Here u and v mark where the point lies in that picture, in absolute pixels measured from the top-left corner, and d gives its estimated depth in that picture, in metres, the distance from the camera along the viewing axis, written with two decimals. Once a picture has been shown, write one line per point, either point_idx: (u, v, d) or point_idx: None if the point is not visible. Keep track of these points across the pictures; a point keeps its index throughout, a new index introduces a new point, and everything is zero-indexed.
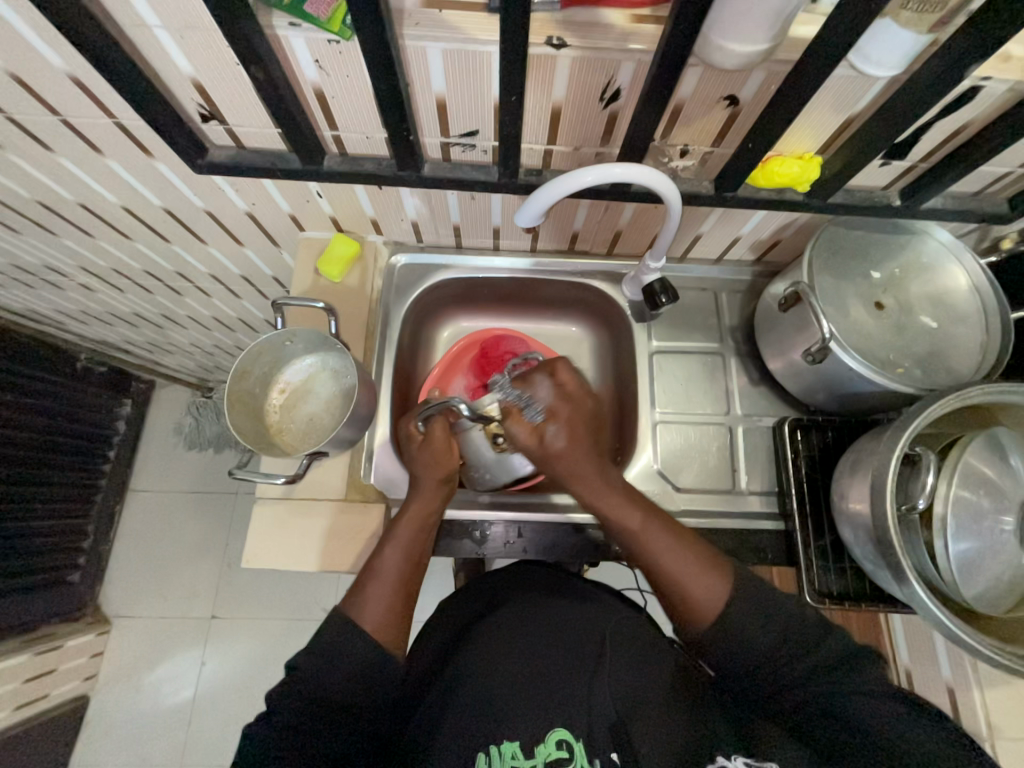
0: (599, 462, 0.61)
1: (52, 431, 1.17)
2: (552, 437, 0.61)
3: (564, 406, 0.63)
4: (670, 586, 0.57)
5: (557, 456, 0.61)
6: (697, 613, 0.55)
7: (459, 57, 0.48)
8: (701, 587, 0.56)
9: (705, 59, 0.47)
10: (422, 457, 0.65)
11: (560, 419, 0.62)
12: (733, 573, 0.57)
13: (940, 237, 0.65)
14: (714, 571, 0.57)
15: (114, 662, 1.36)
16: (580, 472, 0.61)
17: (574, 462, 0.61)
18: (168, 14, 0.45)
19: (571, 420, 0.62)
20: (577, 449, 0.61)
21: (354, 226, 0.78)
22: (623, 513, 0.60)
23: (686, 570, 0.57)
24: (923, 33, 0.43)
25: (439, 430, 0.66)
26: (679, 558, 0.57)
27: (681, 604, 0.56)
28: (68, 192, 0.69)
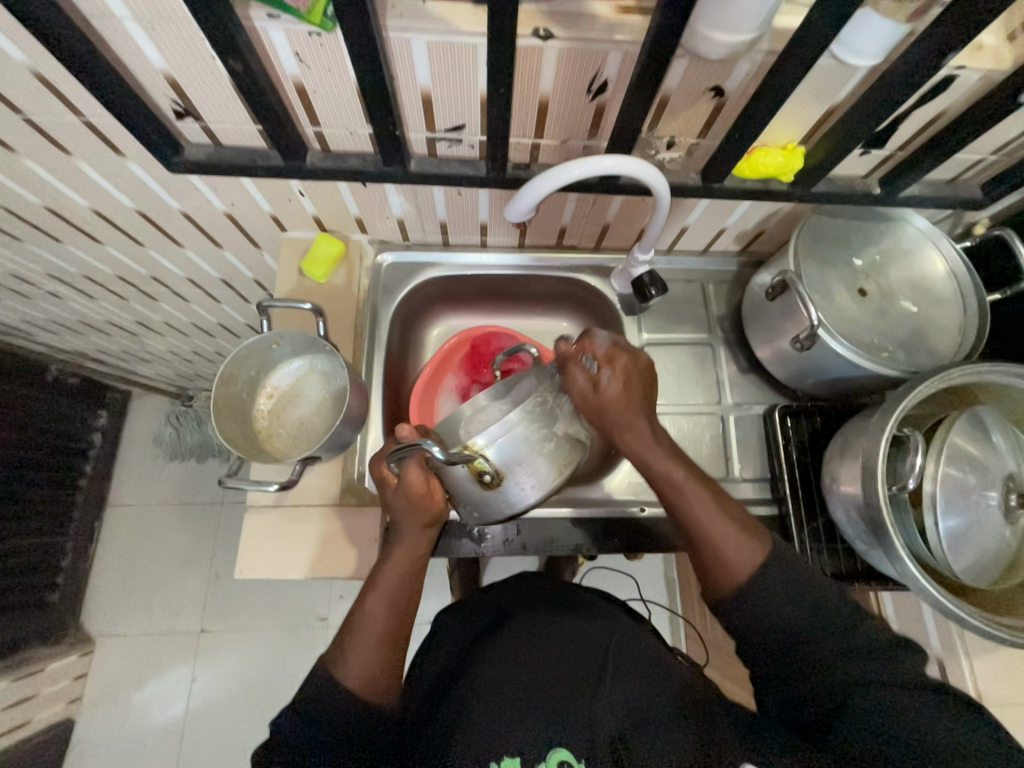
0: (649, 416, 0.60)
1: (24, 446, 1.12)
2: (608, 384, 0.58)
3: (621, 354, 0.59)
4: (705, 540, 0.56)
5: (610, 405, 0.58)
6: (731, 569, 0.55)
7: (444, 49, 0.47)
8: (736, 547, 0.55)
9: (692, 49, 0.47)
10: (400, 504, 0.59)
11: (618, 368, 0.59)
12: (769, 539, 0.56)
13: (918, 223, 0.67)
14: (751, 535, 0.56)
15: (99, 683, 1.31)
16: (628, 424, 0.59)
17: (625, 414, 0.59)
18: (137, 5, 0.43)
19: (628, 370, 0.59)
20: (629, 402, 0.59)
21: (339, 224, 0.76)
22: (669, 467, 0.59)
23: (723, 526, 0.56)
24: (902, 21, 0.44)
25: (416, 475, 0.57)
26: (716, 513, 0.57)
27: (713, 558, 0.56)
28: (35, 196, 0.66)
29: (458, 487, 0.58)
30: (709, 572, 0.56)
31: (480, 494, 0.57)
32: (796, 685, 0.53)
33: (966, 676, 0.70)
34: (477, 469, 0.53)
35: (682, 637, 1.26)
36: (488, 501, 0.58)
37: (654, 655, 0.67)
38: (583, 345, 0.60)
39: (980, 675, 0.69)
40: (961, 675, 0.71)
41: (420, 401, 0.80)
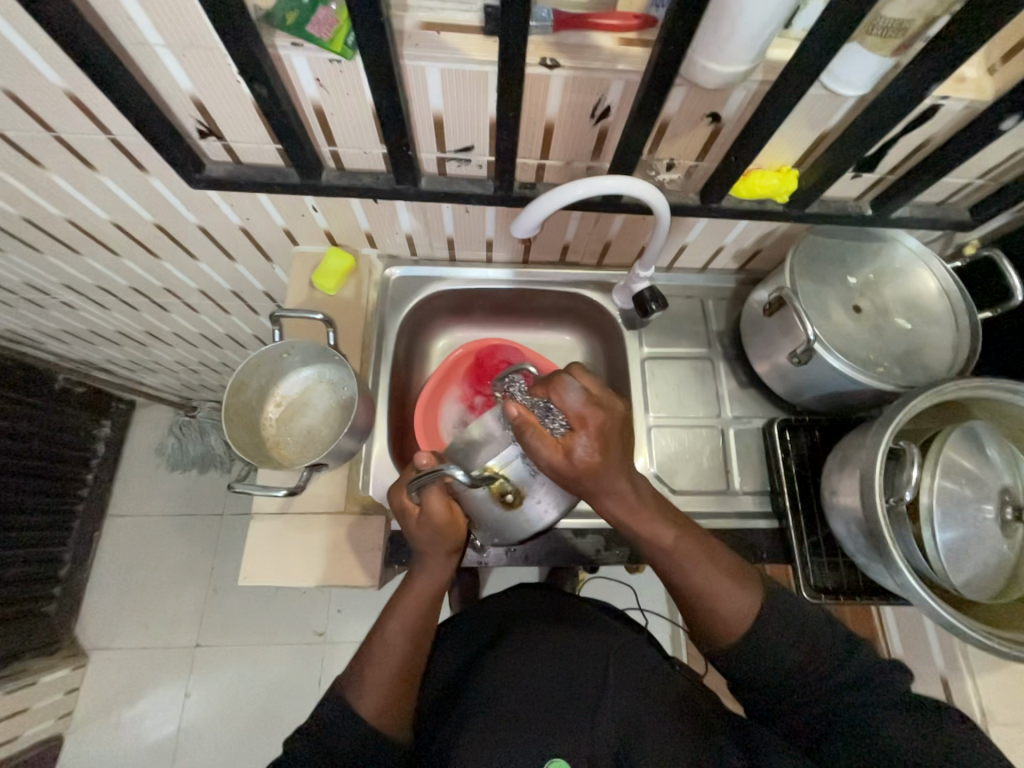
0: (628, 475, 0.58)
1: (27, 454, 1.13)
2: (581, 451, 0.55)
3: (594, 412, 0.57)
4: (702, 603, 0.56)
5: (585, 473, 0.56)
6: (730, 629, 0.55)
7: (456, 76, 0.50)
8: (731, 611, 0.55)
9: (690, 79, 0.50)
10: (424, 534, 0.58)
11: (590, 430, 0.56)
12: (763, 588, 0.57)
13: (909, 244, 0.69)
14: (742, 591, 0.56)
15: (92, 697, 1.30)
16: (606, 487, 0.57)
17: (604, 480, 0.56)
18: (171, 34, 0.46)
19: (601, 430, 0.56)
20: (605, 464, 0.56)
21: (349, 239, 0.78)
22: (655, 531, 0.58)
23: (719, 590, 0.55)
24: (887, 55, 0.47)
25: (438, 503, 0.57)
26: (713, 573, 0.56)
27: (710, 624, 0.56)
28: (58, 209, 0.69)
29: (477, 512, 0.61)
30: (710, 634, 0.56)
31: (499, 518, 0.60)
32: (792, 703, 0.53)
33: (971, 694, 0.69)
34: (497, 490, 0.58)
35: (684, 651, 1.25)
36: (510, 526, 0.61)
37: (653, 661, 0.68)
38: (551, 402, 0.57)
39: (984, 693, 0.69)
40: (964, 693, 0.70)
41: (424, 412, 0.81)
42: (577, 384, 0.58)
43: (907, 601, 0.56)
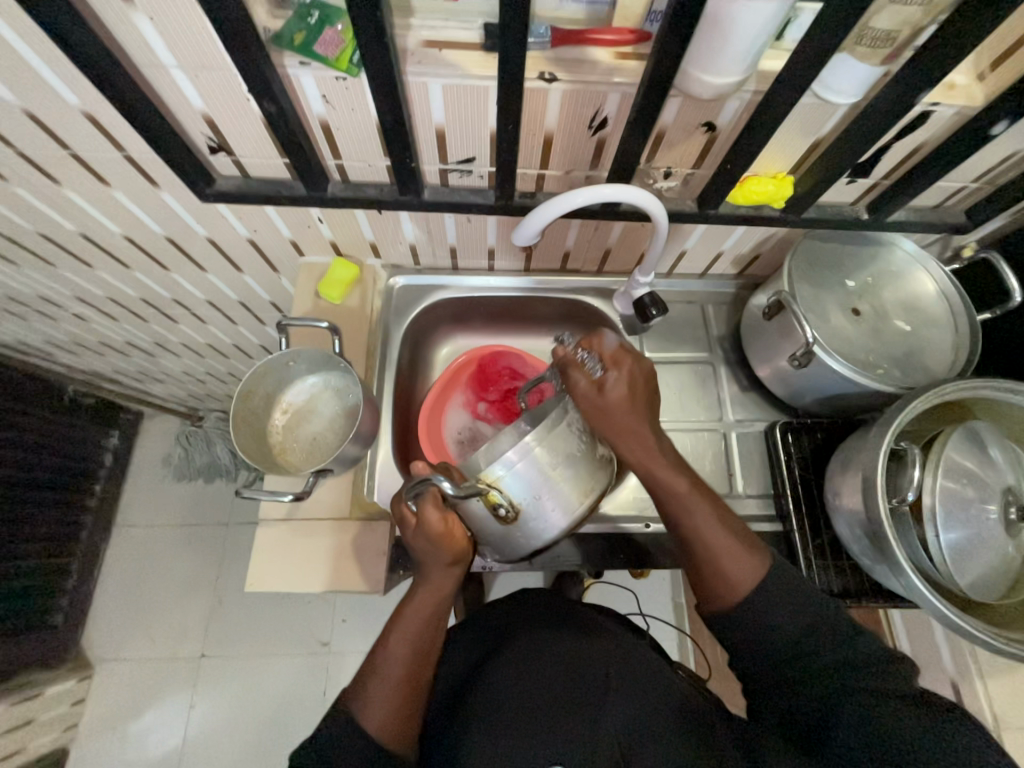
0: (651, 422, 0.59)
1: (37, 464, 1.14)
2: (612, 387, 0.57)
3: (627, 356, 0.59)
4: (710, 554, 0.56)
5: (613, 408, 0.57)
6: (734, 586, 0.54)
7: (457, 91, 0.52)
8: (736, 566, 0.55)
9: (685, 90, 0.51)
10: (422, 545, 0.59)
11: (623, 370, 0.58)
12: (769, 557, 0.56)
13: (907, 247, 0.70)
14: (750, 551, 0.56)
15: (97, 709, 1.29)
16: (631, 428, 0.58)
17: (629, 420, 0.58)
18: (184, 55, 0.48)
19: (633, 373, 0.58)
20: (631, 406, 0.58)
21: (354, 250, 0.80)
22: (671, 477, 0.58)
23: (726, 543, 0.56)
24: (876, 65, 0.48)
25: (434, 512, 0.57)
26: (722, 528, 0.57)
27: (712, 573, 0.56)
28: (71, 224, 0.71)
29: (478, 524, 0.59)
30: (713, 587, 0.56)
31: (500, 529, 0.58)
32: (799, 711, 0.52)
33: (982, 698, 0.69)
34: (491, 502, 0.55)
35: (692, 659, 1.25)
36: (511, 536, 0.59)
37: (656, 666, 0.68)
38: (588, 345, 0.60)
39: (995, 697, 0.68)
40: (975, 696, 0.69)
41: (428, 418, 0.82)
42: (613, 332, 0.61)
43: (914, 603, 0.55)
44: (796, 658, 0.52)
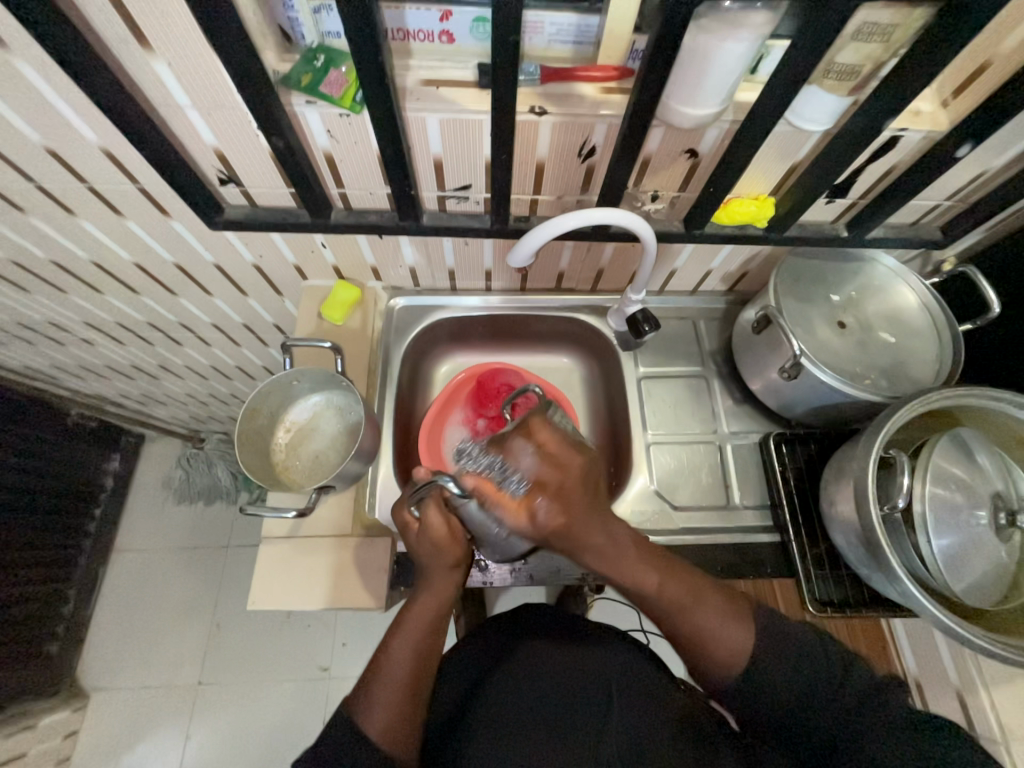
0: (605, 526, 0.53)
1: (38, 488, 1.15)
2: (542, 515, 0.51)
3: (548, 471, 0.52)
4: (697, 645, 0.54)
5: (553, 535, 0.52)
6: (726, 667, 0.53)
7: (453, 124, 0.55)
8: (725, 645, 0.53)
9: (667, 120, 0.54)
10: (425, 548, 0.61)
11: (549, 489, 0.52)
12: (756, 618, 0.55)
13: (887, 263, 0.73)
14: (737, 620, 0.54)
15: (91, 741, 1.27)
16: (584, 545, 0.53)
17: (580, 536, 0.52)
18: (198, 96, 0.52)
19: (560, 490, 0.52)
20: (576, 520, 0.52)
21: (356, 273, 0.83)
22: (642, 578, 0.54)
23: (715, 627, 0.53)
24: (844, 95, 0.51)
25: (435, 515, 0.60)
26: (705, 612, 0.54)
27: (707, 659, 0.54)
28: (84, 252, 0.73)
29: (477, 526, 0.62)
30: (707, 670, 0.55)
31: (500, 528, 0.61)
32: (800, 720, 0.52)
33: (988, 709, 0.68)
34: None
35: None
36: (511, 538, 0.62)
37: (659, 682, 0.68)
38: (504, 463, 0.54)
39: (1001, 708, 0.68)
40: (981, 708, 0.69)
41: (428, 435, 0.83)
42: (529, 441, 0.54)
43: (912, 611, 0.56)
44: (796, 662, 0.53)
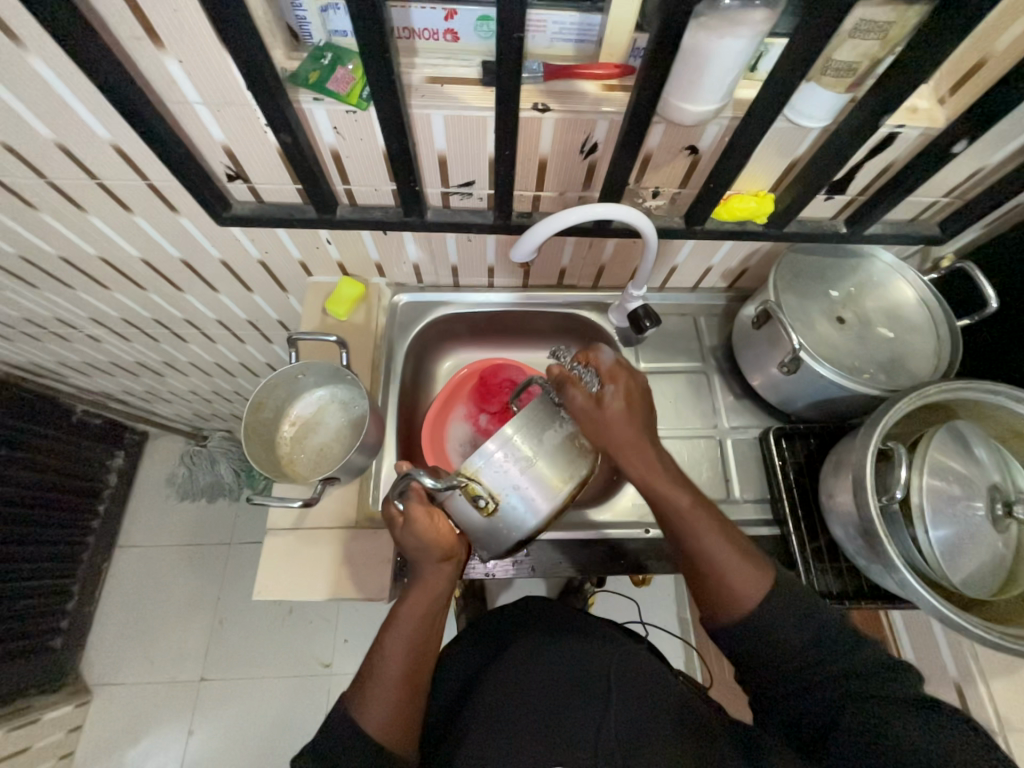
0: (651, 438, 0.62)
1: (44, 484, 1.16)
2: (610, 400, 0.61)
3: (622, 372, 0.62)
4: (713, 570, 0.57)
5: (612, 421, 0.61)
6: (739, 599, 0.56)
7: (458, 121, 0.56)
8: (742, 580, 0.56)
9: (667, 117, 0.55)
10: (411, 543, 0.61)
11: (619, 384, 0.62)
12: (772, 567, 0.58)
13: (886, 258, 0.73)
14: (754, 564, 0.57)
15: (94, 736, 1.27)
16: (634, 442, 0.61)
17: (628, 431, 0.61)
18: (208, 93, 0.53)
19: (629, 388, 0.62)
20: (631, 419, 0.61)
21: (360, 269, 0.84)
22: (674, 493, 0.59)
23: (731, 558, 0.57)
24: (842, 92, 0.52)
25: (419, 508, 0.60)
26: (726, 542, 0.58)
27: (720, 589, 0.57)
28: (92, 248, 0.74)
29: (461, 519, 0.60)
30: (718, 603, 0.57)
31: (484, 523, 0.59)
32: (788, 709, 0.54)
33: (985, 700, 0.69)
34: (472, 494, 0.57)
35: (698, 671, 1.23)
36: (497, 531, 0.60)
37: (657, 673, 0.69)
38: (586, 362, 0.64)
39: (999, 699, 0.68)
40: (979, 700, 0.70)
41: (431, 430, 0.84)
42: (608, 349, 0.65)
43: (910, 601, 0.56)
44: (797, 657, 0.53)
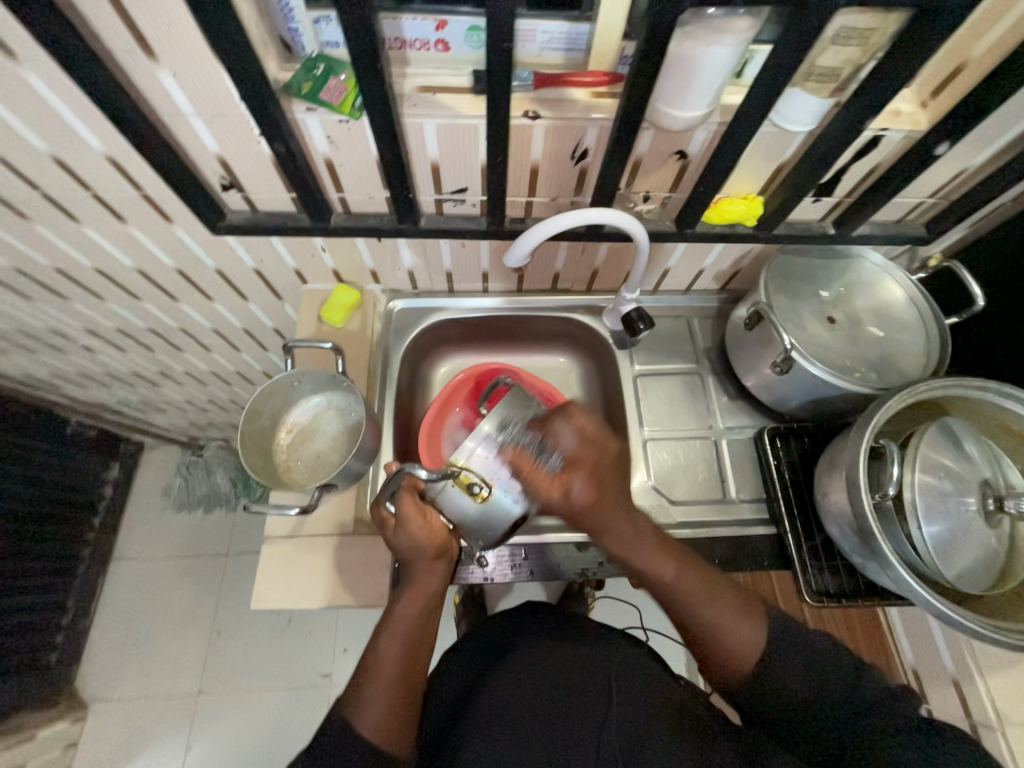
0: (625, 511, 0.61)
1: (38, 496, 1.15)
2: (577, 490, 0.60)
3: (585, 453, 0.61)
4: (709, 637, 0.58)
5: (582, 511, 0.60)
6: (740, 663, 0.57)
7: (450, 129, 0.57)
8: (741, 643, 0.57)
9: (656, 123, 0.56)
10: (403, 542, 0.61)
11: (585, 470, 0.61)
12: (768, 620, 0.59)
13: (873, 258, 0.74)
14: (750, 618, 0.59)
15: (91, 752, 1.26)
16: (607, 524, 0.60)
17: (603, 517, 0.60)
18: (202, 104, 0.53)
19: (595, 471, 0.61)
20: (603, 501, 0.60)
21: (355, 276, 0.85)
22: (658, 564, 0.60)
23: (729, 626, 0.58)
24: (826, 97, 0.53)
25: (411, 505, 0.61)
26: (720, 608, 0.59)
27: (722, 656, 0.58)
28: (86, 259, 0.75)
29: (455, 513, 0.63)
30: (720, 668, 0.58)
31: (477, 511, 0.62)
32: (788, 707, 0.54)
33: (983, 695, 0.70)
34: (465, 483, 0.61)
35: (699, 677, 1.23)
36: (490, 519, 0.63)
37: (657, 677, 0.70)
38: (547, 439, 0.63)
39: (997, 694, 0.69)
40: (977, 695, 0.70)
41: (428, 435, 0.84)
42: (568, 421, 0.62)
43: (906, 597, 0.57)
44: None
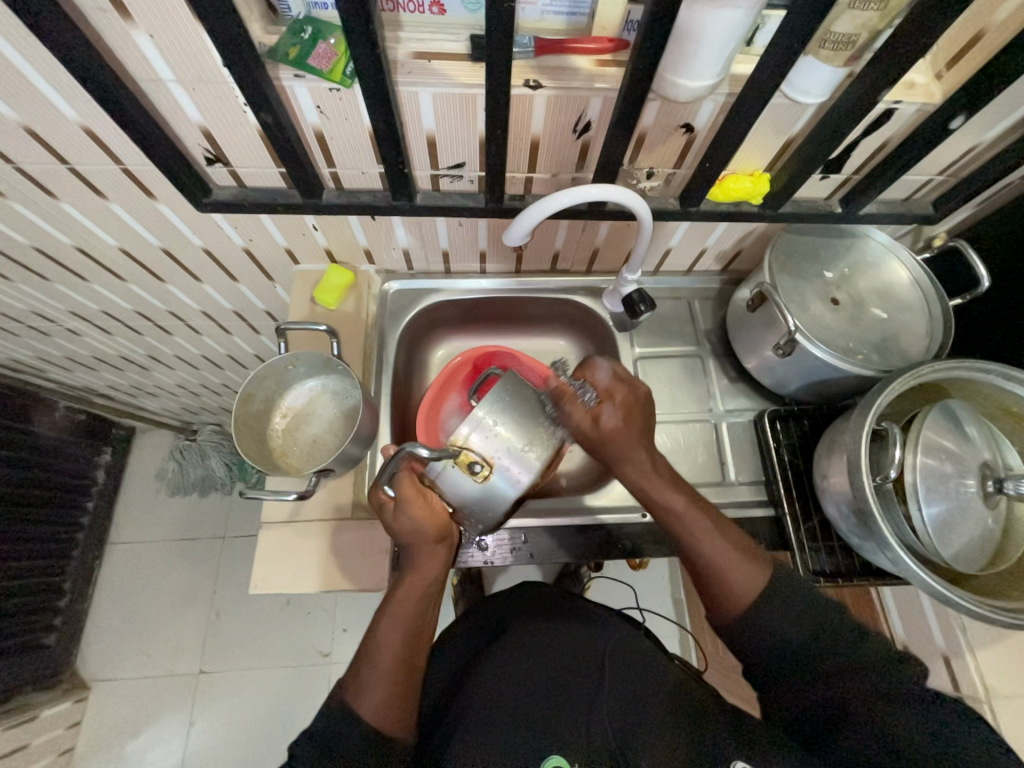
0: (648, 444, 0.64)
1: (29, 482, 1.13)
2: (607, 418, 0.64)
3: (621, 387, 0.64)
4: (709, 570, 0.58)
5: (613, 436, 0.63)
6: (735, 595, 0.56)
7: (447, 99, 0.54)
8: (741, 575, 0.56)
9: (663, 93, 0.54)
10: (402, 524, 0.61)
11: (617, 402, 0.64)
12: (774, 565, 0.58)
13: (879, 238, 0.73)
14: (752, 559, 0.58)
15: (95, 730, 1.27)
16: (631, 451, 0.63)
17: (626, 445, 0.63)
18: (182, 70, 0.50)
19: (627, 402, 0.64)
20: (631, 433, 0.63)
21: (349, 257, 0.82)
22: (668, 497, 0.61)
23: (728, 558, 0.57)
24: (840, 66, 0.51)
25: (411, 488, 0.61)
26: (723, 543, 0.58)
27: (720, 589, 0.57)
28: (66, 237, 0.71)
29: (455, 495, 0.62)
30: (715, 601, 0.57)
31: (476, 492, 0.62)
32: (788, 687, 0.54)
33: (973, 670, 0.71)
34: (466, 462, 0.60)
35: (693, 655, 1.27)
36: (487, 500, 0.62)
37: (651, 655, 0.70)
38: (584, 377, 0.66)
39: (985, 669, 0.71)
40: (966, 669, 0.72)
41: (425, 418, 0.82)
42: (606, 362, 0.66)
43: (903, 578, 0.57)
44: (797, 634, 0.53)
